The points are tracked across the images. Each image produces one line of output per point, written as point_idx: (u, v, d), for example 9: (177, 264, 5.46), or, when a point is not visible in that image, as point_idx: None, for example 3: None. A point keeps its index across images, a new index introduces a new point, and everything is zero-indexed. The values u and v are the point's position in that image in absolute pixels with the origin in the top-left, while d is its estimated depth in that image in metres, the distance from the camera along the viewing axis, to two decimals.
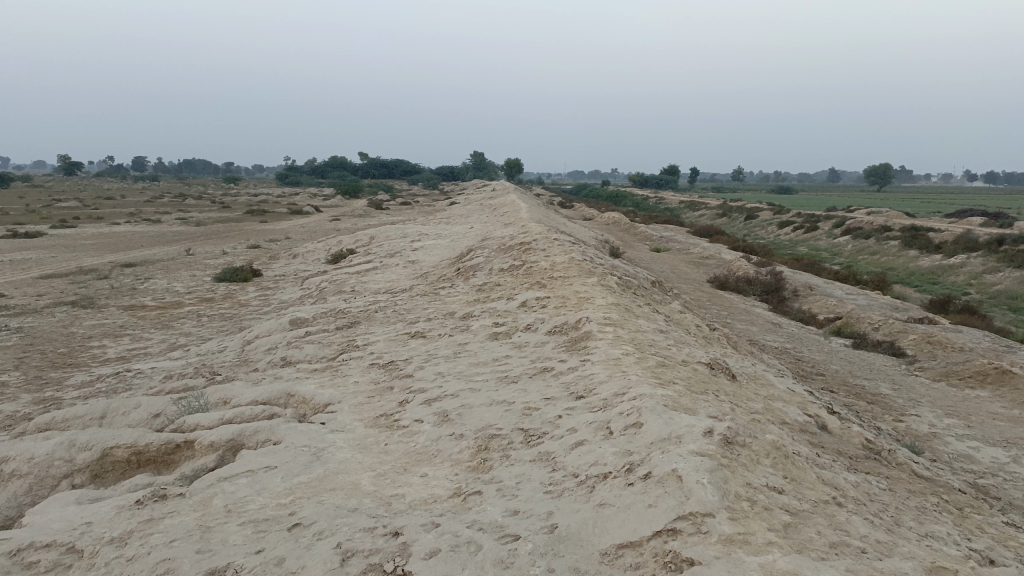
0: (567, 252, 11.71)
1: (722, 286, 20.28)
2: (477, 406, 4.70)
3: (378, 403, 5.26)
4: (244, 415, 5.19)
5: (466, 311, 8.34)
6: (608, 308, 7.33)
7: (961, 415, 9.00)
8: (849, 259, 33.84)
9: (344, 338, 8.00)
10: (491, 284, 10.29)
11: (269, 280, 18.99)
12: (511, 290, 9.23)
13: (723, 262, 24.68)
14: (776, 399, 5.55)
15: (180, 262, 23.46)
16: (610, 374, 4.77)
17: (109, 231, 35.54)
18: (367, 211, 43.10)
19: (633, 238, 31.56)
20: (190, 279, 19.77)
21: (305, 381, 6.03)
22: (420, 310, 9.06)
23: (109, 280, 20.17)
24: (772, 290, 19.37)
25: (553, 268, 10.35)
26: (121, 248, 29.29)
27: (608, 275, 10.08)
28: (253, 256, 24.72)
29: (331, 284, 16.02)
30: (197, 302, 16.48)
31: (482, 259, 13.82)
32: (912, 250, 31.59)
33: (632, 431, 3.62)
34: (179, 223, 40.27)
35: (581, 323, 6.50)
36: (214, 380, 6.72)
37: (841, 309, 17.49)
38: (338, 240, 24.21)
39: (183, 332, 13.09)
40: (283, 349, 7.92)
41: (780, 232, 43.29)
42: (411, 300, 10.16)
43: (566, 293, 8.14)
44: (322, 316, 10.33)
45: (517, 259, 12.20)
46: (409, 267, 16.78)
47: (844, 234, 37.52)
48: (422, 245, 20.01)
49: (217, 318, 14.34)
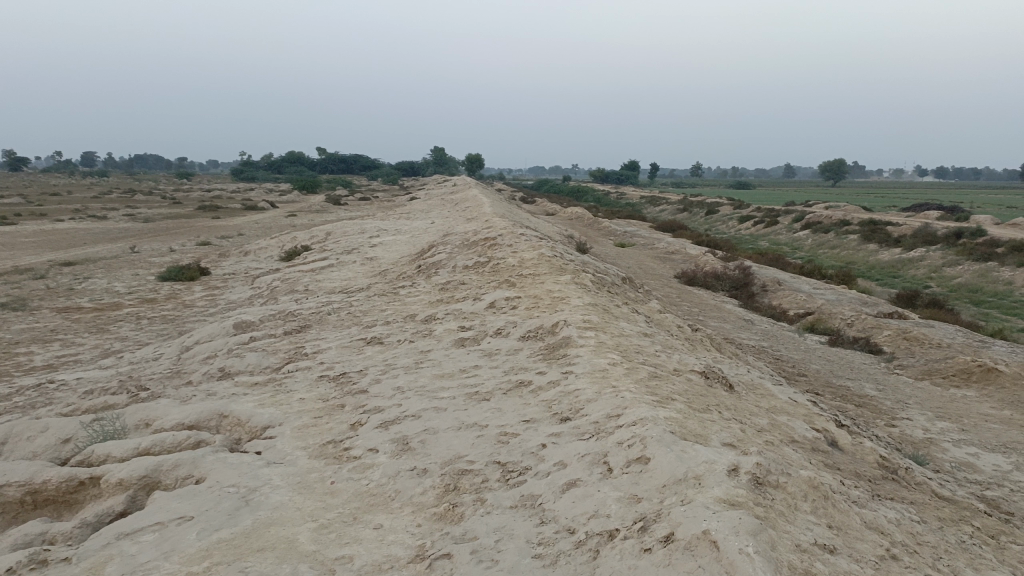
0: (535, 247, 11.01)
1: (690, 281, 19.79)
2: (443, 430, 3.96)
3: (325, 426, 4.49)
4: (165, 443, 4.39)
5: (428, 313, 7.59)
6: (585, 309, 6.65)
7: (952, 416, 8.50)
8: (810, 254, 33.80)
9: (292, 345, 7.20)
10: (454, 282, 9.53)
11: (217, 280, 17.94)
12: (476, 290, 8.50)
13: (689, 257, 24.29)
14: (780, 413, 4.92)
15: (123, 261, 22.25)
16: (599, 392, 4.08)
17: (52, 228, 33.92)
18: (325, 206, 41.99)
19: (597, 234, 31.02)
20: (132, 278, 18.62)
21: (242, 399, 5.23)
22: (378, 312, 8.27)
23: (44, 280, 18.92)
24: (740, 285, 18.94)
25: (521, 266, 9.63)
26: (61, 246, 27.80)
27: (580, 272, 9.43)
28: (202, 254, 23.57)
29: (283, 283, 15.09)
30: (138, 303, 15.42)
31: (444, 255, 13.08)
32: (872, 244, 31.58)
33: (636, 468, 2.93)
34: (126, 219, 38.67)
35: (558, 327, 5.80)
36: (138, 398, 5.87)
37: (812, 305, 17.08)
38: (293, 236, 23.16)
39: (119, 338, 12.08)
40: (222, 358, 7.08)
41: (741, 227, 43.25)
42: (367, 301, 9.36)
43: (537, 292, 7.45)
44: (270, 319, 9.48)
45: (482, 256, 11.46)
46: (365, 265, 15.92)
47: (804, 228, 37.50)
48: (381, 240, 19.16)
49: (158, 322, 13.33)
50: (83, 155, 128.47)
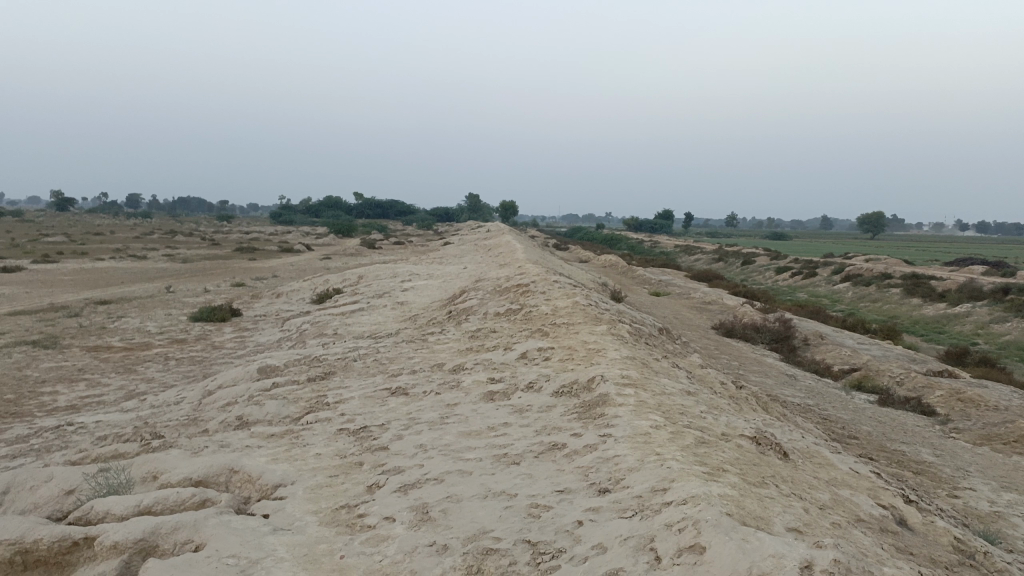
0: (569, 295, 10.64)
1: (728, 333, 19.21)
2: (468, 498, 3.57)
3: (341, 487, 4.12)
4: (168, 500, 4.04)
5: (457, 362, 7.23)
6: (623, 363, 6.25)
7: (1019, 487, 7.86)
8: (850, 307, 32.96)
9: (315, 393, 6.86)
10: (485, 330, 9.17)
11: (248, 321, 17.84)
12: (508, 339, 8.14)
13: (726, 308, 23.72)
14: (842, 487, 4.44)
15: (157, 300, 22.36)
16: (641, 460, 3.67)
17: (92, 267, 34.45)
18: (359, 250, 42.24)
19: (631, 282, 30.58)
20: (164, 318, 18.61)
21: (256, 453, 4.89)
22: (405, 360, 7.93)
23: (79, 318, 19.00)
24: (781, 338, 18.31)
25: (555, 315, 9.25)
26: (99, 285, 28.12)
27: (616, 322, 9.03)
28: (235, 294, 23.62)
29: (312, 326, 14.88)
30: (168, 343, 15.31)
31: (476, 301, 12.78)
32: (915, 298, 30.65)
33: (691, 560, 2.52)
34: (165, 259, 39.19)
35: (594, 382, 5.40)
36: (149, 446, 5.55)
37: (856, 360, 16.39)
38: (325, 279, 23.11)
39: (145, 379, 11.90)
40: (242, 405, 6.76)
41: (777, 277, 42.50)
42: (396, 348, 9.04)
43: (572, 343, 7.07)
44: (296, 363, 9.19)
45: (514, 303, 11.12)
46: (396, 309, 15.67)
47: (843, 280, 36.65)
48: (413, 285, 18.96)
49: (186, 363, 13.15)
50: (128, 196, 131.96)
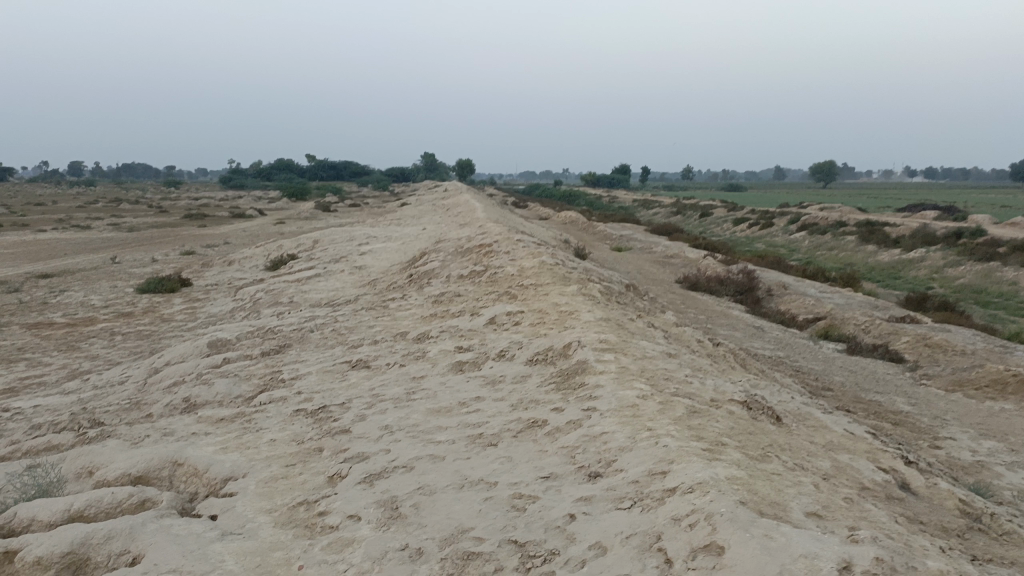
0: (535, 254, 10.22)
1: (693, 286, 19.06)
2: (442, 489, 3.17)
3: (298, 479, 3.69)
4: (102, 503, 3.58)
5: (421, 330, 6.80)
6: (598, 326, 5.88)
7: (996, 434, 7.77)
8: (808, 255, 33.20)
9: (270, 369, 6.38)
10: (449, 294, 8.73)
11: (199, 291, 17.08)
12: (474, 303, 7.71)
13: (689, 261, 23.60)
14: (842, 452, 4.16)
15: (103, 272, 21.37)
16: (633, 437, 3.31)
17: (33, 239, 32.97)
18: (314, 213, 41.19)
19: (592, 238, 30.32)
20: (110, 291, 17.74)
21: (203, 441, 4.41)
22: (365, 330, 7.46)
23: (18, 294, 18.02)
24: (745, 290, 18.21)
25: (521, 276, 8.84)
26: (40, 257, 26.86)
27: (585, 281, 8.68)
28: (185, 263, 22.71)
29: (267, 294, 14.25)
30: (114, 318, 14.57)
31: (437, 263, 12.32)
32: (871, 245, 30.96)
33: (709, 563, 2.18)
34: (110, 229, 37.70)
35: (570, 349, 5.03)
36: (85, 437, 5.02)
37: (821, 310, 16.36)
38: (279, 244, 22.31)
39: (89, 357, 11.22)
40: (189, 386, 6.25)
41: (736, 228, 42.65)
42: (355, 316, 8.55)
43: (543, 306, 6.68)
44: (249, 336, 8.65)
45: (478, 264, 10.67)
46: (354, 274, 15.09)
47: (801, 230, 36.89)
48: (370, 248, 18.37)
49: (134, 338, 12.47)
50: (70, 164, 127.02)
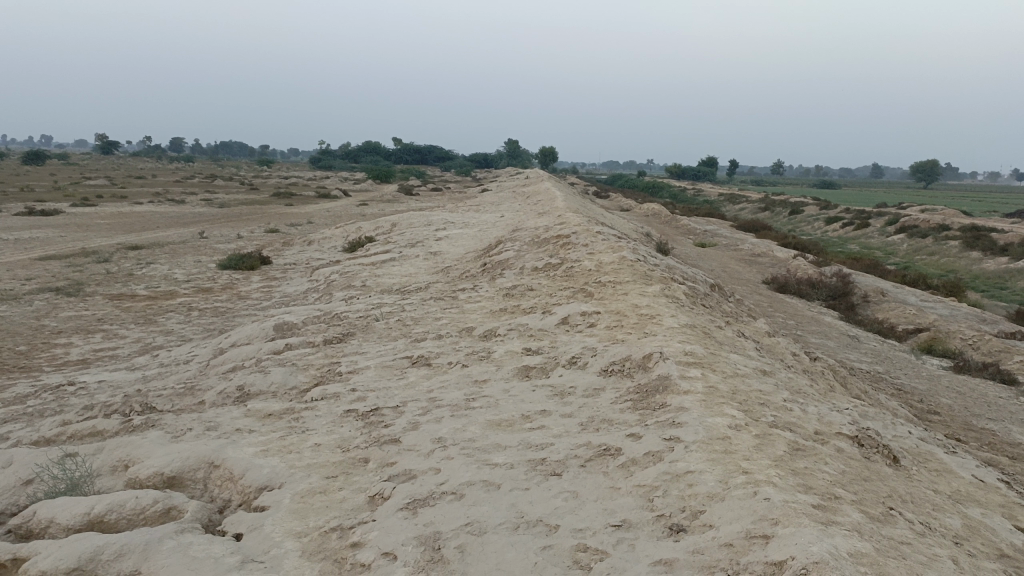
0: (615, 249, 9.62)
1: (782, 288, 18.02)
2: (494, 529, 2.71)
3: (337, 495, 3.28)
4: (126, 508, 3.27)
5: (489, 327, 6.36)
6: (683, 334, 5.30)
7: None
8: (905, 260, 31.29)
9: (329, 360, 6.05)
10: (522, 288, 8.25)
11: (277, 270, 17.16)
12: (547, 300, 7.21)
13: (777, 260, 22.45)
14: (973, 508, 3.49)
15: (189, 246, 21.86)
16: (724, 483, 2.75)
17: (129, 211, 34.25)
18: (396, 196, 41.43)
19: (675, 232, 29.33)
20: (192, 266, 18.04)
21: (243, 441, 4.08)
22: (431, 322, 7.07)
23: (107, 264, 18.54)
24: (838, 294, 17.08)
25: (599, 272, 8.30)
26: (134, 229, 27.78)
27: (668, 281, 8.06)
28: (267, 241, 23.01)
29: (341, 277, 14.13)
30: (193, 292, 14.73)
31: (512, 253, 11.89)
32: (976, 251, 28.88)
33: None
34: (202, 204, 38.88)
35: (651, 359, 4.47)
36: (131, 424, 4.77)
37: (923, 321, 15.15)
38: (358, 226, 22.31)
39: (164, 331, 11.27)
40: (245, 373, 5.97)
41: (827, 228, 40.68)
42: (423, 306, 8.16)
43: (621, 307, 6.13)
44: (315, 320, 8.39)
45: (554, 256, 10.14)
46: (428, 260, 14.80)
47: (898, 232, 34.82)
48: (447, 234, 18.09)
49: (208, 314, 12.50)
50: (171, 140, 132.52)
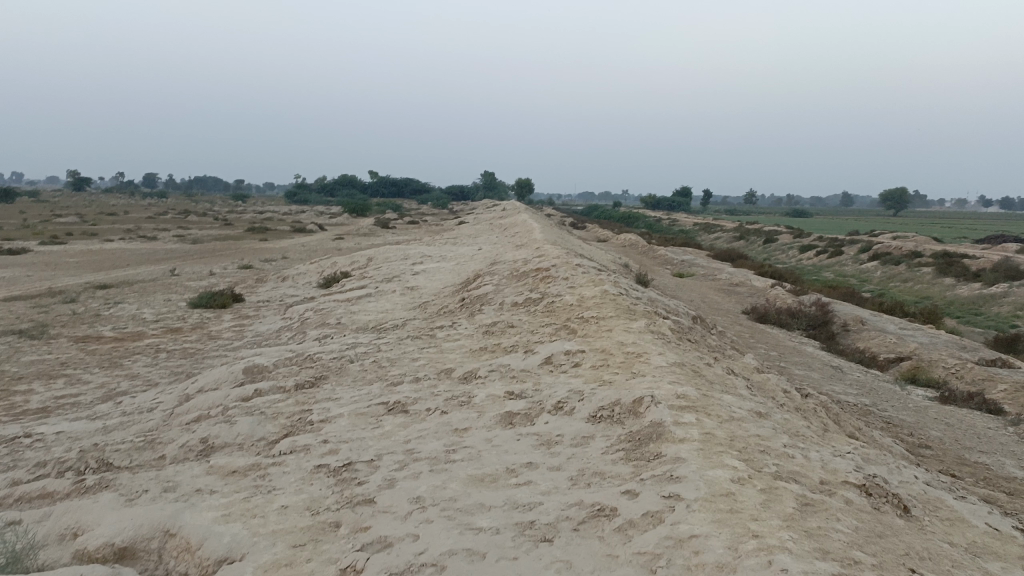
0: (596, 282, 9.41)
1: (762, 318, 17.93)
2: None
3: (304, 568, 2.97)
4: None
5: (469, 368, 6.08)
6: (673, 374, 5.06)
7: None
8: (880, 287, 31.50)
9: (300, 407, 5.72)
10: (502, 325, 7.98)
11: (250, 308, 16.75)
12: (528, 338, 6.94)
13: (756, 290, 22.43)
14: (993, 561, 3.24)
15: (159, 285, 21.36)
16: (732, 551, 2.49)
17: (100, 249, 33.61)
18: (373, 230, 41.19)
19: (653, 262, 29.31)
20: (162, 305, 17.57)
21: (203, 504, 3.75)
22: (408, 363, 6.78)
23: (73, 305, 18.01)
24: (818, 324, 17.00)
25: (581, 307, 8.07)
26: (103, 268, 27.19)
27: (652, 315, 7.85)
28: (239, 278, 22.59)
29: (315, 314, 13.77)
30: (162, 333, 14.29)
31: (491, 288, 11.64)
32: (949, 277, 29.13)
33: None
34: (175, 240, 38.30)
35: (642, 404, 4.21)
36: (83, 484, 4.41)
37: (904, 349, 15.08)
38: (332, 261, 21.97)
39: (129, 376, 10.83)
40: (210, 424, 5.62)
41: (802, 256, 40.98)
42: (399, 345, 7.86)
43: (607, 346, 5.89)
44: (287, 362, 8.05)
45: (533, 291, 9.90)
46: (405, 296, 14.50)
47: (872, 259, 35.10)
48: (425, 268, 17.83)
49: (177, 356, 12.08)
50: (144, 176, 131.51)
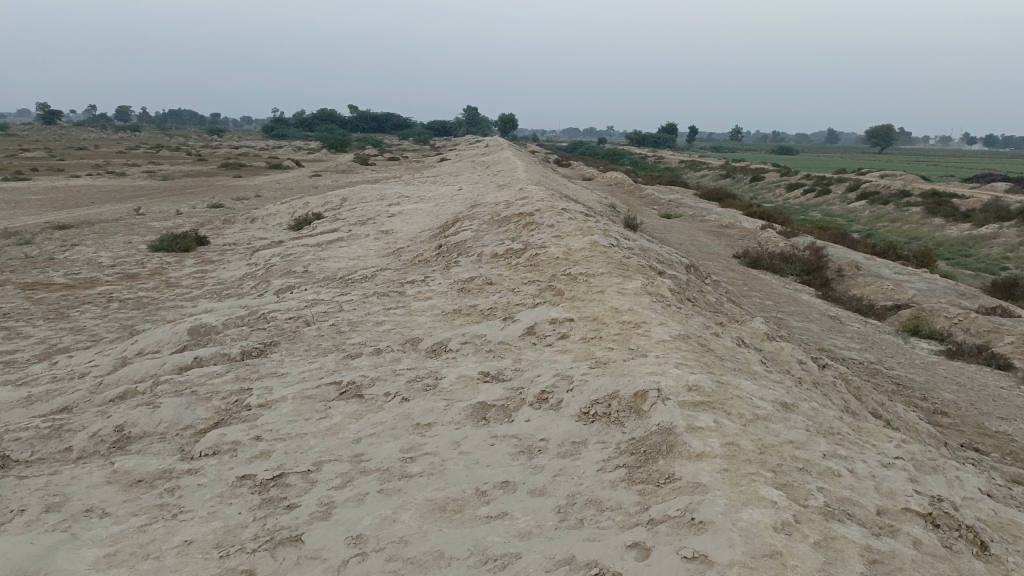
0: (584, 230, 8.53)
1: (753, 263, 17.19)
2: None
3: None
4: None
5: (439, 338, 5.24)
6: (680, 356, 4.24)
7: None
8: (868, 226, 30.84)
9: (239, 384, 4.85)
10: (479, 281, 7.12)
11: (214, 252, 15.73)
12: (510, 300, 6.10)
13: (746, 231, 21.65)
14: None
15: (121, 225, 20.20)
16: None
17: (64, 185, 32.07)
18: (351, 166, 39.81)
19: (639, 202, 28.42)
20: (121, 248, 16.48)
21: (86, 537, 2.92)
22: (371, 328, 5.93)
23: (27, 247, 16.89)
24: (813, 269, 16.26)
25: (568, 261, 7.22)
26: (65, 206, 25.81)
27: (647, 271, 7.03)
28: (207, 218, 21.43)
29: (281, 261, 12.82)
30: (117, 279, 13.28)
31: (469, 234, 10.74)
32: (938, 218, 28.44)
33: None
34: (145, 176, 36.75)
35: (647, 401, 3.39)
36: None
37: (901, 297, 14.42)
38: (304, 201, 20.86)
39: (74, 329, 9.89)
40: (130, 407, 4.75)
41: (789, 195, 40.16)
42: (363, 303, 6.97)
43: (601, 313, 5.06)
44: (238, 322, 7.15)
45: (515, 240, 9.00)
46: (378, 241, 13.54)
47: (860, 198, 34.36)
48: (401, 209, 16.83)
49: (130, 307, 11.12)
50: (117, 109, 127.03)
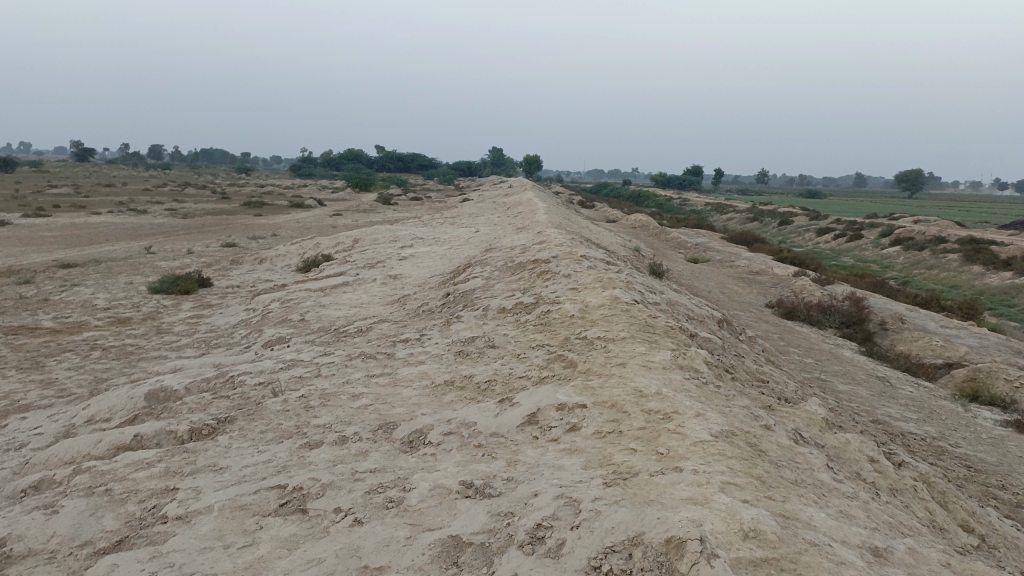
0: (604, 283, 7.54)
1: (788, 314, 16.03)
2: None
3: None
4: None
5: (419, 423, 4.21)
6: (725, 467, 3.19)
7: None
8: (903, 273, 29.52)
9: (165, 482, 3.87)
10: (481, 343, 6.12)
11: (216, 295, 14.92)
12: (512, 370, 5.10)
13: (778, 278, 20.50)
14: None
15: (127, 265, 19.48)
16: None
17: (82, 222, 31.70)
18: (373, 206, 39.26)
19: (664, 246, 27.39)
20: (121, 289, 15.73)
21: None
22: (347, 403, 4.94)
23: (25, 286, 16.21)
24: (853, 321, 15.04)
25: (584, 320, 6.23)
26: (78, 243, 25.30)
27: (677, 334, 6.00)
28: (216, 258, 20.75)
29: (280, 307, 11.94)
30: (107, 324, 12.43)
31: (480, 282, 9.79)
32: (978, 265, 27.04)
33: None
34: (165, 214, 36.42)
35: (687, 560, 2.33)
36: None
37: (953, 354, 13.17)
38: (317, 242, 20.13)
39: (44, 381, 9.00)
40: (26, 511, 3.78)
41: (819, 239, 38.92)
42: (347, 368, 6.00)
43: (622, 400, 4.03)
44: (203, 387, 6.20)
45: (526, 293, 8.01)
46: (385, 286, 12.62)
47: (893, 244, 33.06)
48: (413, 252, 15.96)
49: (110, 357, 10.25)
50: (150, 148, 129.24)
